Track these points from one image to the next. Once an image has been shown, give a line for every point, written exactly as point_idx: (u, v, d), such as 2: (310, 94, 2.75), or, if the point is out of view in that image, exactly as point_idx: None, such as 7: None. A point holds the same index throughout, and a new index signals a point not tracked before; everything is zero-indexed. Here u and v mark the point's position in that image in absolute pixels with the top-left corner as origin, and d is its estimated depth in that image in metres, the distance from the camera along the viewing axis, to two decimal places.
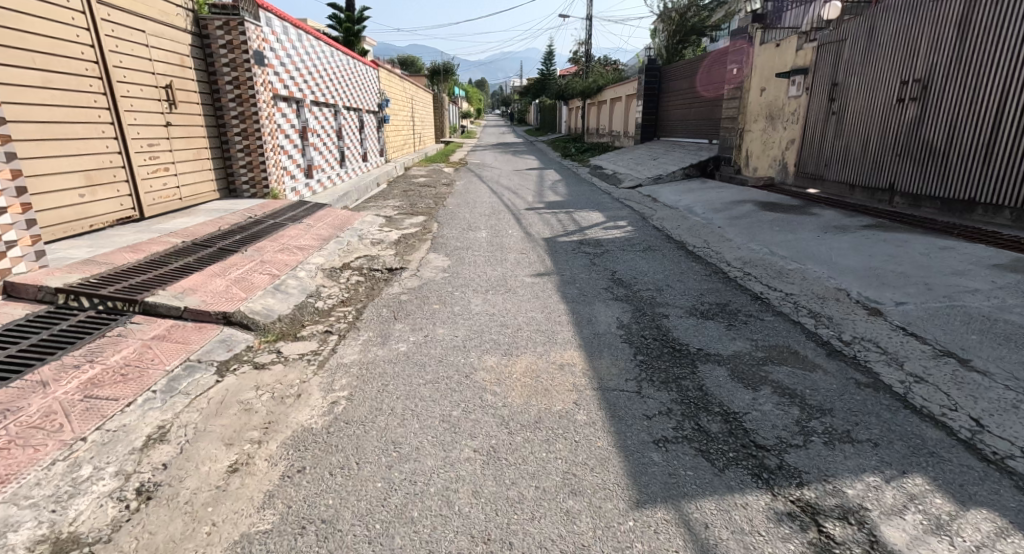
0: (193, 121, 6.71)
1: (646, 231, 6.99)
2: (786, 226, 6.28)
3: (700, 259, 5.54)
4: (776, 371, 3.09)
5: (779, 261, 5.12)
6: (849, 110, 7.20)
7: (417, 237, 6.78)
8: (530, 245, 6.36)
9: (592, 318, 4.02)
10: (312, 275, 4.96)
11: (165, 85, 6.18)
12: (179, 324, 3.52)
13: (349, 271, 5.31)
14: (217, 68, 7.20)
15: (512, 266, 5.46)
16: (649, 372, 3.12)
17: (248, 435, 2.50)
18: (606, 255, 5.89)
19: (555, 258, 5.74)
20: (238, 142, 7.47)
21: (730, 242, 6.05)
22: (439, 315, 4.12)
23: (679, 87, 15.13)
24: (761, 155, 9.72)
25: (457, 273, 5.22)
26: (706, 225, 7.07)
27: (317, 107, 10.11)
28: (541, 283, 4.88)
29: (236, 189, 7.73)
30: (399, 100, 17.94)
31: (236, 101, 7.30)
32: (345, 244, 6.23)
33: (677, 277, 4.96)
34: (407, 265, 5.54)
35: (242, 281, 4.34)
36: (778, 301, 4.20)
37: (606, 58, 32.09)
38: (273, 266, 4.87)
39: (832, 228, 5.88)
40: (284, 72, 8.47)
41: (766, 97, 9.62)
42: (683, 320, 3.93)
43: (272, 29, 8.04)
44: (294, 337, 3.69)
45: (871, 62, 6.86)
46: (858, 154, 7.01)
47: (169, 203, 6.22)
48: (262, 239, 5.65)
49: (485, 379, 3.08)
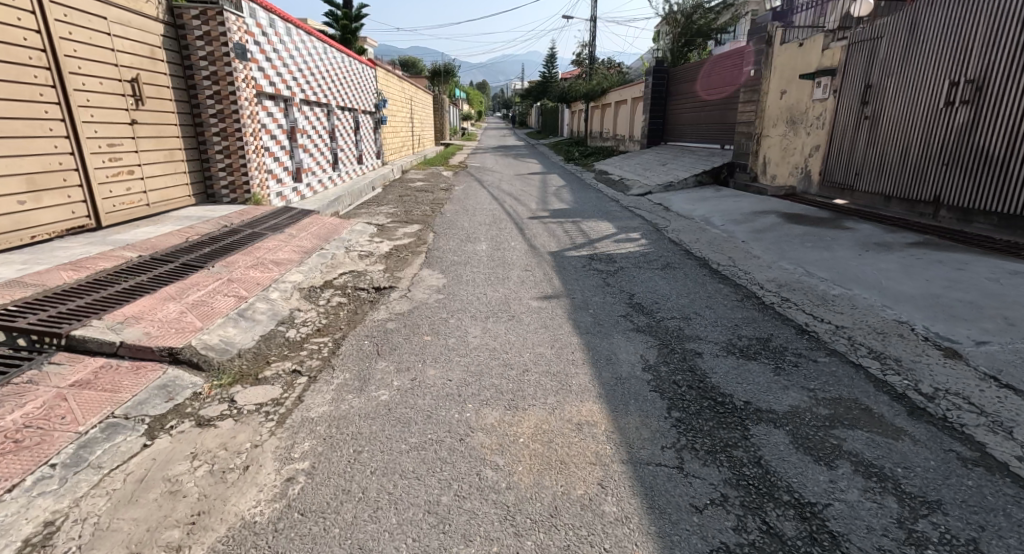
0: (163, 119, 6.09)
1: (663, 245, 6.37)
2: (819, 241, 5.68)
3: (727, 280, 4.93)
4: (851, 435, 2.45)
5: (821, 284, 4.50)
6: (885, 115, 6.62)
7: (410, 250, 6.16)
8: (535, 260, 5.75)
9: (612, 357, 3.40)
10: (287, 296, 4.33)
11: (131, 79, 5.58)
12: (112, 364, 2.89)
13: (331, 290, 4.69)
14: (194, 62, 6.59)
15: (514, 286, 4.85)
16: (690, 438, 2.49)
17: (166, 538, 1.89)
18: (620, 272, 5.27)
19: (564, 277, 5.13)
20: (216, 143, 6.85)
21: (758, 260, 5.44)
22: (430, 350, 3.49)
23: (688, 89, 14.51)
24: (781, 161, 9.11)
25: (453, 294, 4.60)
26: (728, 238, 6.46)
27: (308, 107, 9.51)
28: (549, 309, 4.26)
29: (215, 194, 7.10)
30: (399, 103, 17.53)
31: (215, 98, 6.69)
32: (329, 257, 5.60)
33: (704, 302, 4.35)
34: (397, 283, 4.93)
35: (200, 305, 3.71)
36: (828, 336, 3.58)
37: (610, 61, 31.53)
38: (242, 285, 4.24)
39: (873, 245, 5.27)
40: (270, 68, 7.86)
41: (786, 100, 9.02)
42: (719, 361, 3.31)
43: (257, 21, 7.43)
44: (254, 380, 3.05)
45: (911, 62, 6.28)
46: (896, 162, 6.44)
47: (135, 210, 5.60)
48: (235, 251, 5.03)
49: (484, 445, 2.45)
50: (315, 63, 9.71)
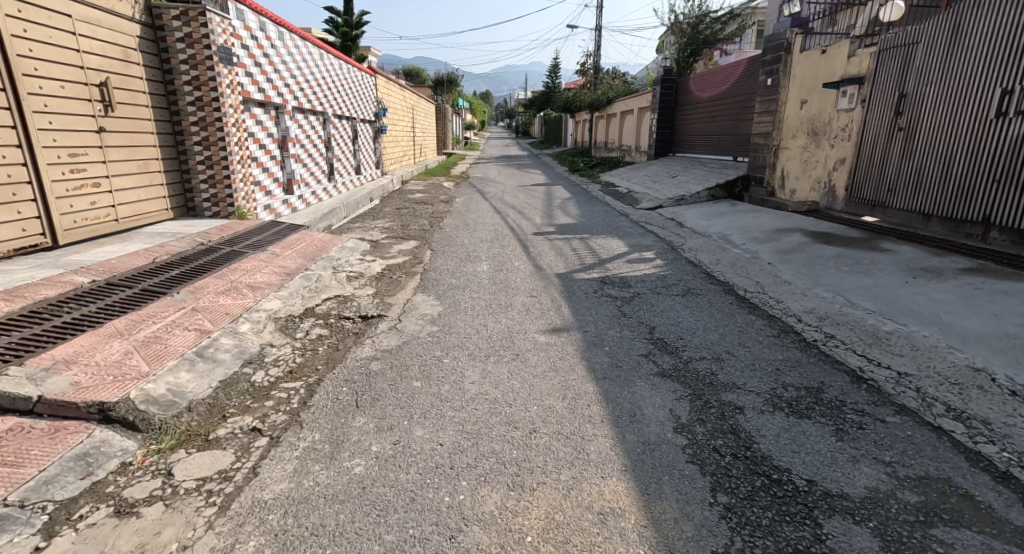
0: (138, 127, 5.61)
1: (681, 267, 5.83)
2: (856, 266, 5.15)
3: (757, 310, 4.39)
4: (957, 539, 1.92)
5: (869, 319, 3.96)
6: (924, 127, 6.35)
7: (404, 270, 5.64)
8: (542, 284, 5.21)
9: (636, 413, 2.84)
10: (259, 328, 3.78)
11: (99, 83, 5.08)
12: (24, 427, 2.34)
13: (311, 319, 4.16)
14: (175, 66, 6.13)
15: (518, 316, 4.30)
16: (748, 539, 1.95)
17: None
18: (637, 299, 4.73)
19: (574, 304, 4.59)
20: (197, 153, 6.36)
21: (790, 286, 4.90)
22: (419, 402, 2.93)
23: (698, 99, 14.03)
24: (801, 175, 8.62)
25: (449, 325, 4.06)
26: (753, 260, 5.92)
27: (302, 115, 9.03)
28: (558, 346, 3.72)
29: (196, 207, 6.60)
30: (398, 112, 16.79)
31: (197, 105, 6.21)
32: (313, 279, 5.08)
33: (737, 339, 3.80)
34: (387, 310, 4.40)
35: (152, 343, 3.12)
36: (890, 386, 3.03)
37: (615, 71, 31.16)
38: (207, 315, 3.68)
39: (920, 272, 4.74)
40: (260, 73, 7.37)
41: (807, 110, 8.55)
42: (765, 419, 2.74)
43: (245, 23, 6.96)
44: (202, 442, 2.47)
45: (954, 72, 6.00)
46: (937, 176, 6.14)
47: (101, 226, 5.10)
48: (207, 274, 4.50)
49: (480, 548, 1.93)
50: (310, 69, 9.26)
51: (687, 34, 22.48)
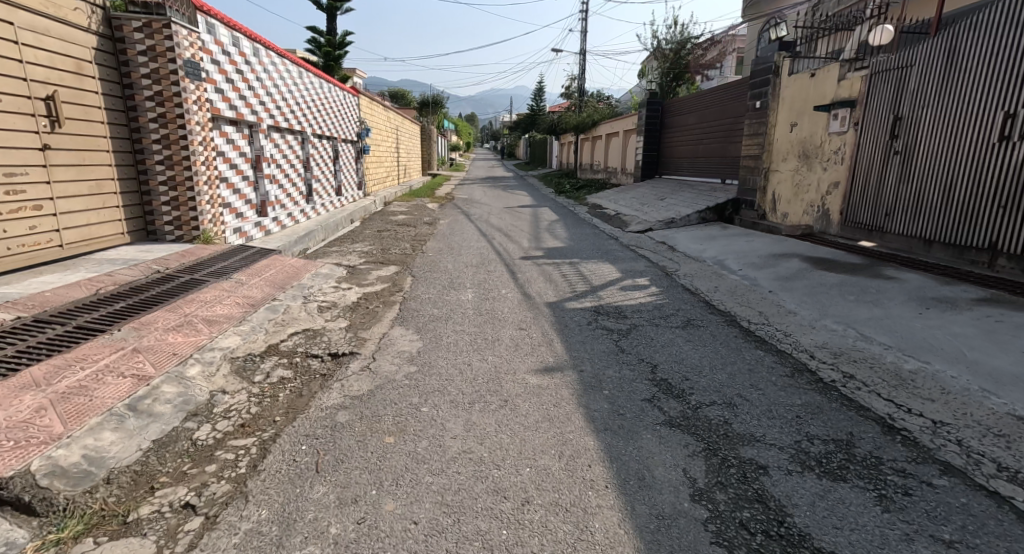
0: (91, 145, 5.23)
1: (677, 295, 5.50)
2: (864, 294, 4.86)
3: (765, 345, 4.05)
4: None
5: (889, 355, 3.63)
6: (922, 150, 6.16)
7: (382, 299, 5.22)
8: (531, 314, 4.82)
9: (645, 474, 2.46)
10: (210, 371, 3.32)
11: (45, 97, 4.73)
12: None
13: (274, 358, 3.70)
14: (136, 81, 5.73)
15: (506, 352, 3.90)
16: None
17: None
18: (634, 332, 4.37)
19: (566, 338, 4.21)
20: (160, 173, 5.93)
21: (796, 317, 4.58)
22: (391, 464, 2.50)
23: (685, 121, 13.94)
24: (794, 198, 8.41)
25: (429, 365, 3.63)
26: (752, 287, 5.61)
27: (278, 134, 8.64)
28: (553, 389, 3.32)
29: (157, 231, 6.13)
30: (383, 132, 16.62)
31: (160, 122, 5.81)
32: (281, 310, 4.64)
33: (748, 380, 3.43)
34: (361, 347, 3.97)
35: (73, 395, 2.67)
36: (927, 438, 2.67)
37: (599, 94, 31.36)
38: (149, 358, 3.23)
39: (933, 302, 4.45)
40: (232, 90, 6.99)
41: (797, 133, 8.39)
42: (791, 481, 2.37)
43: (216, 38, 6.59)
44: (117, 526, 2.02)
45: (951, 94, 5.84)
46: (937, 201, 5.94)
47: (42, 252, 4.73)
48: (157, 308, 4.05)
49: None
50: (288, 87, 8.90)
51: (670, 59, 22.73)
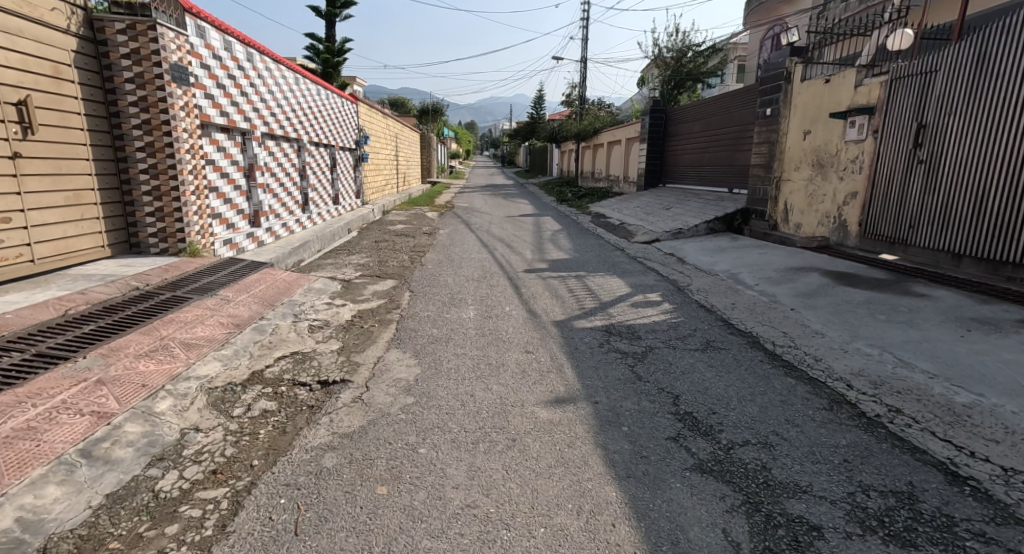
0: (69, 153, 4.93)
1: (692, 313, 5.16)
2: (896, 314, 4.51)
3: (795, 372, 3.69)
4: None
5: (937, 385, 3.27)
6: (948, 160, 5.85)
7: (378, 318, 4.87)
8: (538, 335, 4.48)
9: (677, 537, 2.12)
10: (182, 405, 2.96)
11: (17, 102, 4.43)
12: None
13: (256, 388, 3.34)
14: (118, 85, 5.41)
15: (512, 380, 3.55)
16: None
17: None
18: (650, 356, 4.02)
19: (577, 363, 3.86)
20: (144, 182, 5.61)
21: (824, 339, 4.23)
22: (383, 525, 2.16)
23: (690, 129, 13.67)
24: (808, 208, 8.09)
25: (428, 397, 3.28)
26: (772, 305, 5.27)
27: (273, 141, 8.31)
28: (566, 425, 2.97)
29: (140, 243, 5.79)
30: (382, 139, 16.27)
31: (144, 129, 5.50)
32: (268, 331, 4.29)
33: (782, 415, 3.07)
34: (353, 374, 3.61)
35: (17, 441, 2.37)
36: (1001, 490, 2.33)
37: (600, 102, 31.20)
38: (113, 391, 2.90)
39: (973, 324, 4.11)
40: (223, 95, 6.67)
41: (811, 140, 8.08)
42: (850, 548, 2.03)
43: (205, 41, 6.27)
44: None
45: (979, 102, 5.53)
46: (966, 214, 5.61)
47: (12, 268, 4.45)
48: (131, 330, 3.71)
49: None
50: (283, 94, 8.58)
51: (670, 67, 22.57)
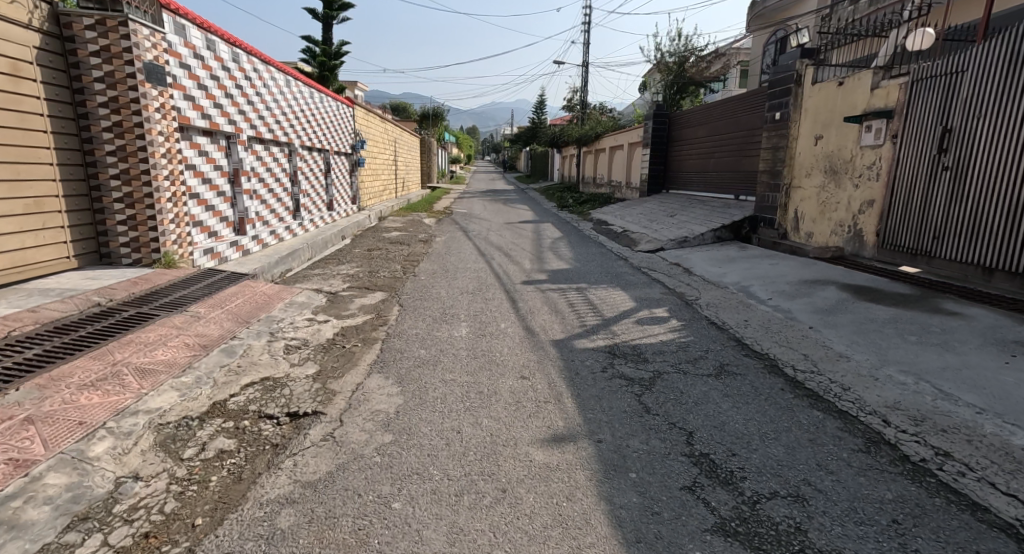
0: (27, 156, 4.56)
1: (702, 330, 4.78)
2: (927, 334, 4.13)
3: (822, 402, 3.31)
4: None
5: (988, 423, 2.89)
6: (976, 166, 5.45)
7: (361, 336, 4.47)
8: (536, 357, 4.08)
9: None
10: (123, 447, 2.58)
11: None
12: None
13: (215, 423, 2.94)
14: (87, 85, 5.04)
15: (505, 414, 3.14)
16: None
17: None
18: (659, 382, 3.62)
19: (579, 391, 3.46)
20: (115, 188, 5.23)
21: (850, 363, 3.85)
22: None
23: (694, 135, 13.35)
24: (819, 217, 7.72)
25: (409, 435, 2.88)
26: (788, 322, 4.89)
27: (261, 145, 7.94)
28: (565, 472, 2.57)
29: (111, 253, 5.40)
30: (382, 142, 16.07)
31: (114, 131, 5.12)
32: (237, 352, 3.90)
33: (812, 458, 2.68)
34: (327, 405, 3.21)
35: None
36: None
37: (602, 107, 30.85)
38: (42, 432, 2.55)
39: (1015, 347, 3.73)
40: (205, 97, 6.30)
41: (823, 146, 7.72)
42: None
43: (184, 39, 5.91)
44: None
45: (1009, 103, 5.14)
46: (998, 225, 5.21)
47: None
48: (78, 355, 3.34)
49: None
50: (273, 97, 8.23)
51: (673, 71, 22.18)
